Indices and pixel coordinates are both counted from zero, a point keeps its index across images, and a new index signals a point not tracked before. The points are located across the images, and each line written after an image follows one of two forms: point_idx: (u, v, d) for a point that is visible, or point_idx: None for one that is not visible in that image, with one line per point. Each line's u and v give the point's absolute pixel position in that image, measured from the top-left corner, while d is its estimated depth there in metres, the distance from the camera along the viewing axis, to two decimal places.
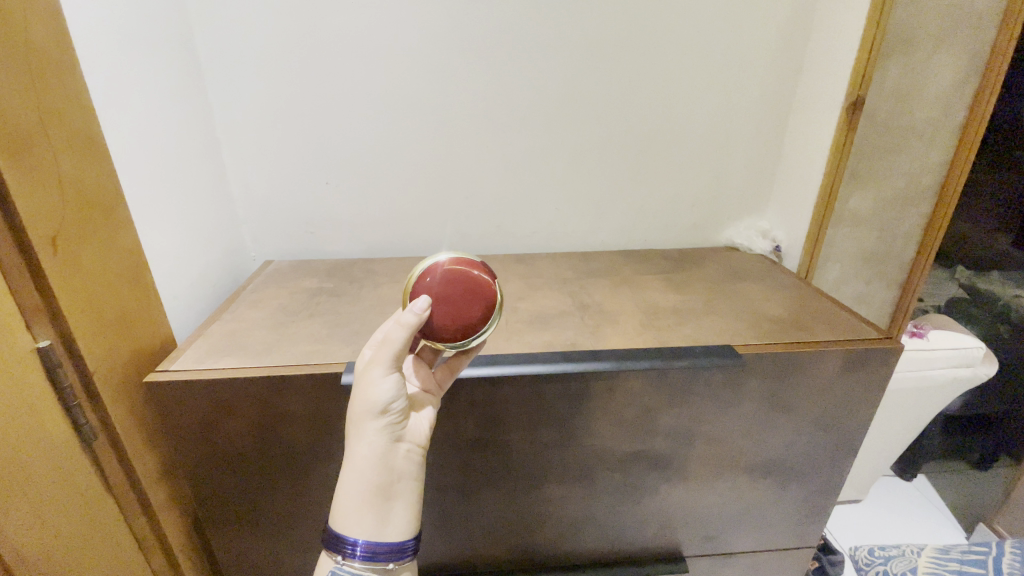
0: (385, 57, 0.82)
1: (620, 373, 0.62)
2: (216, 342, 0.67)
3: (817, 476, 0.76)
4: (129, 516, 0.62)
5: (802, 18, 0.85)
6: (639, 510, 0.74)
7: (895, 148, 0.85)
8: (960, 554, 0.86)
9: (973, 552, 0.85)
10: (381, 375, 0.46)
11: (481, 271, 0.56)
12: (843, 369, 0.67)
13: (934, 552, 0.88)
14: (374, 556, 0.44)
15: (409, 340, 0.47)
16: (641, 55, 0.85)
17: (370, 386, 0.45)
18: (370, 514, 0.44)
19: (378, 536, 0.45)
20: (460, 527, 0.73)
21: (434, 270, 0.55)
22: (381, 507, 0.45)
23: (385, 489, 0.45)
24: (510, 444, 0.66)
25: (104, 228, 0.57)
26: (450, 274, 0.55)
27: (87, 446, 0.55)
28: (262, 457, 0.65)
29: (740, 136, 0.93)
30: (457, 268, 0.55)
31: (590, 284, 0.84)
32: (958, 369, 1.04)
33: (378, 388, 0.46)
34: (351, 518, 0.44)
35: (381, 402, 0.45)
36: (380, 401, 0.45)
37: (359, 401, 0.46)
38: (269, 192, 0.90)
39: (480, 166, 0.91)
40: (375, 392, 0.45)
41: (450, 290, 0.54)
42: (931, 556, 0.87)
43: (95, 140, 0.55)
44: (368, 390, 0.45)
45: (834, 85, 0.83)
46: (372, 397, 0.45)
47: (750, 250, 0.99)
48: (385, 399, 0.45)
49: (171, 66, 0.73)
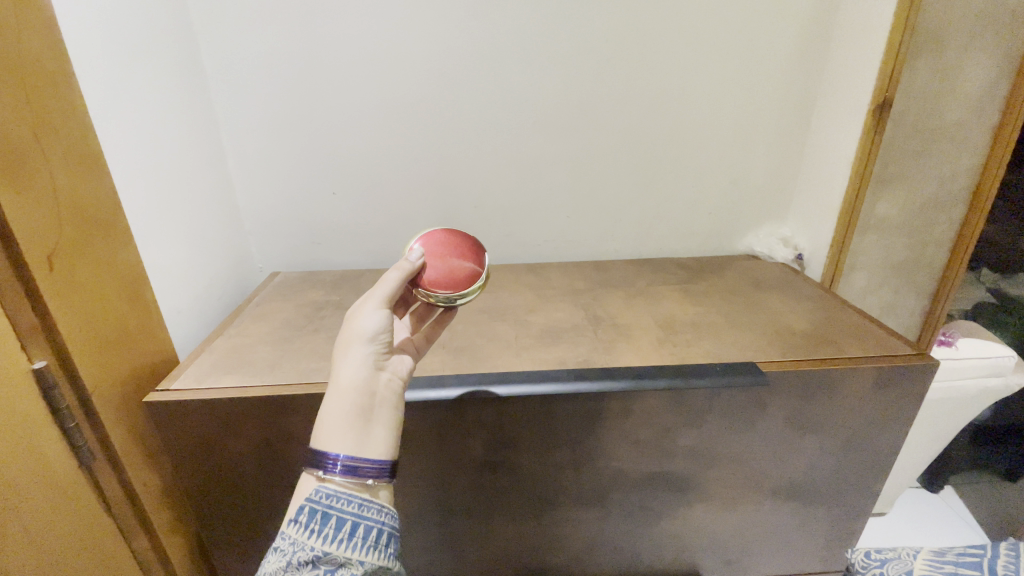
0: (389, 63, 0.80)
1: (636, 393, 0.59)
2: (220, 359, 0.66)
3: (845, 498, 0.72)
4: (131, 540, 0.60)
5: (824, 19, 0.81)
6: (658, 532, 0.71)
7: (925, 151, 0.80)
8: (950, 557, 0.67)
9: (961, 553, 0.66)
10: (372, 306, 0.46)
11: (472, 243, 0.58)
12: (874, 388, 0.63)
13: (930, 554, 0.68)
14: (352, 473, 0.41)
15: (402, 282, 0.49)
16: (654, 58, 0.82)
17: (360, 316, 0.46)
18: (351, 431, 0.42)
19: (357, 454, 0.42)
20: (469, 549, 0.70)
21: (434, 235, 0.57)
22: (361, 426, 0.43)
23: (366, 410, 0.44)
24: (521, 464, 0.64)
25: (101, 245, 0.55)
26: (447, 239, 0.56)
27: (85, 467, 0.53)
28: (264, 476, 0.63)
29: (758, 139, 0.90)
30: (454, 238, 0.57)
31: (602, 296, 0.81)
32: (990, 378, 0.99)
33: (368, 315, 0.46)
34: (332, 431, 0.42)
35: (369, 327, 0.45)
36: (370, 326, 0.45)
37: (348, 329, 0.46)
38: (274, 203, 0.89)
39: (488, 172, 0.89)
40: (364, 319, 0.46)
41: (439, 249, 0.55)
42: (927, 558, 0.67)
43: (94, 153, 0.54)
44: (357, 318, 0.46)
45: (859, 87, 0.79)
46: (360, 323, 0.46)
47: (771, 259, 0.95)
48: (374, 326, 0.46)
49: (172, 75, 0.72)
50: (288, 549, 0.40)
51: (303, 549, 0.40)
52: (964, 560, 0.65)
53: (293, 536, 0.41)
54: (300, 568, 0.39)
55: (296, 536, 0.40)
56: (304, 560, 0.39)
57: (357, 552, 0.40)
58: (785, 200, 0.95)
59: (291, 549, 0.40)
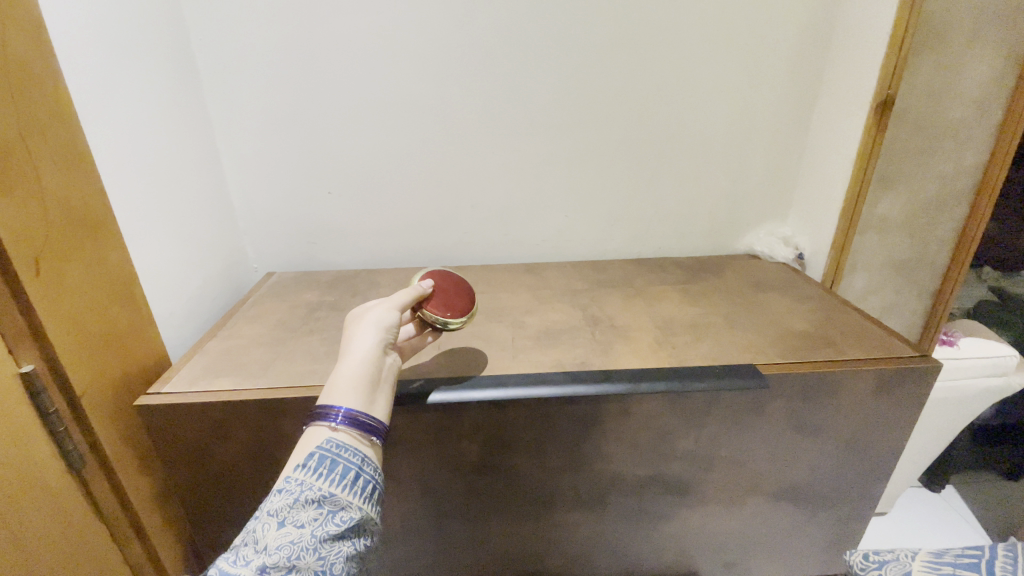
0: (385, 61, 0.79)
1: (633, 396, 0.58)
2: (213, 361, 0.65)
3: (847, 501, 0.71)
4: (123, 544, 0.59)
5: (825, 16, 0.80)
6: (657, 535, 0.70)
7: (929, 150, 0.79)
8: (949, 559, 0.55)
9: (960, 553, 0.55)
10: (390, 304, 0.54)
11: (468, 288, 0.63)
12: (875, 390, 0.63)
13: (929, 556, 0.56)
14: (357, 425, 0.45)
15: (414, 294, 0.57)
16: (653, 55, 0.81)
17: (379, 308, 0.53)
18: (360, 393, 0.47)
19: (366, 413, 0.46)
20: (466, 551, 0.70)
21: (442, 274, 0.64)
22: (369, 393, 0.47)
23: (373, 382, 0.48)
24: (517, 467, 0.63)
25: (90, 246, 0.54)
26: (451, 278, 0.63)
27: (75, 471, 0.53)
28: (258, 479, 0.62)
29: (758, 138, 0.89)
30: (457, 281, 0.63)
31: (601, 296, 0.80)
32: (991, 378, 0.98)
33: (385, 310, 0.53)
34: (345, 392, 0.46)
35: (387, 317, 0.53)
36: (388, 319, 0.52)
37: (367, 316, 0.53)
38: (269, 202, 0.88)
39: (485, 171, 0.88)
40: (383, 311, 0.53)
41: (445, 284, 0.61)
42: (925, 559, 0.56)
43: (82, 153, 0.53)
44: (376, 309, 0.53)
45: (861, 84, 0.78)
46: (379, 313, 0.53)
47: (771, 258, 0.95)
48: (390, 317, 0.53)
49: (164, 73, 0.71)
50: (295, 488, 0.41)
51: (311, 489, 0.41)
52: (965, 561, 0.54)
53: (300, 478, 0.42)
54: (306, 506, 0.41)
55: (304, 478, 0.42)
56: (311, 498, 0.41)
57: (358, 498, 0.42)
58: (786, 199, 0.94)
59: (298, 488, 0.41)
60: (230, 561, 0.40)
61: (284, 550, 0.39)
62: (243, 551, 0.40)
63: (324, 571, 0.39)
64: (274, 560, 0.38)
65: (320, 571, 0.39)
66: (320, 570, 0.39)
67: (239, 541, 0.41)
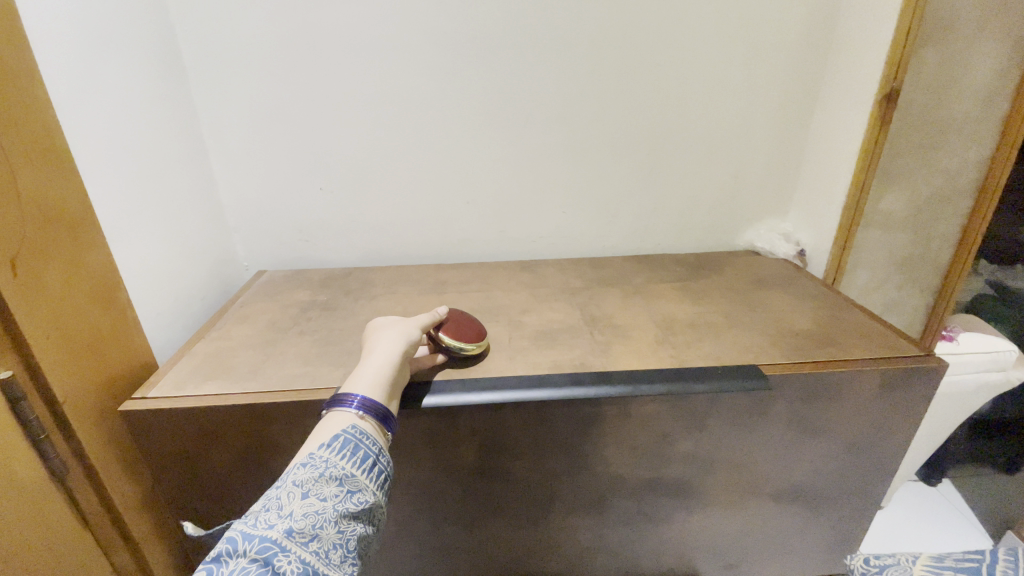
0: (378, 55, 0.76)
1: (634, 399, 0.57)
2: (201, 364, 0.63)
3: (848, 501, 0.70)
4: (110, 553, 0.57)
5: (828, 7, 0.78)
6: (656, 537, 0.69)
7: (934, 144, 0.77)
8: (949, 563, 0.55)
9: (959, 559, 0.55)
10: (414, 324, 0.57)
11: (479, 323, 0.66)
12: (879, 391, 0.61)
13: (929, 561, 0.56)
14: (377, 416, 0.46)
15: (435, 319, 0.60)
16: (652, 47, 0.79)
17: (405, 325, 0.56)
18: (380, 391, 0.48)
19: (384, 406, 0.47)
20: (463, 554, 0.68)
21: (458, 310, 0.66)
22: (386, 393, 0.48)
23: (391, 384, 0.50)
24: (514, 471, 0.61)
25: (70, 247, 0.52)
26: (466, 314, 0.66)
27: (59, 480, 0.51)
28: (246, 485, 0.61)
29: (758, 131, 0.87)
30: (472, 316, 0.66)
31: (599, 295, 0.79)
32: (991, 373, 0.97)
33: (409, 328, 0.56)
34: (368, 387, 0.48)
35: (410, 334, 0.55)
36: (412, 333, 0.55)
37: (392, 330, 0.55)
38: (259, 198, 0.86)
39: (480, 166, 0.86)
40: (408, 328, 0.55)
41: (462, 316, 0.64)
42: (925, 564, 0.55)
43: (61, 151, 0.51)
44: (402, 325, 0.56)
45: (865, 77, 0.76)
46: (403, 330, 0.55)
47: (772, 255, 0.93)
48: (413, 334, 0.55)
49: (149, 66, 0.69)
50: (319, 465, 0.41)
51: (335, 466, 0.42)
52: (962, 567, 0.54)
53: (324, 456, 0.42)
54: (329, 482, 0.41)
55: (329, 456, 0.42)
56: (334, 475, 0.41)
57: (373, 483, 0.43)
58: (786, 194, 0.93)
59: (322, 465, 0.41)
60: (249, 524, 0.38)
61: (308, 517, 0.39)
62: (265, 514, 0.38)
63: (340, 545, 0.39)
64: (299, 525, 0.38)
65: (337, 544, 0.39)
66: (338, 543, 0.39)
67: (258, 506, 0.39)
